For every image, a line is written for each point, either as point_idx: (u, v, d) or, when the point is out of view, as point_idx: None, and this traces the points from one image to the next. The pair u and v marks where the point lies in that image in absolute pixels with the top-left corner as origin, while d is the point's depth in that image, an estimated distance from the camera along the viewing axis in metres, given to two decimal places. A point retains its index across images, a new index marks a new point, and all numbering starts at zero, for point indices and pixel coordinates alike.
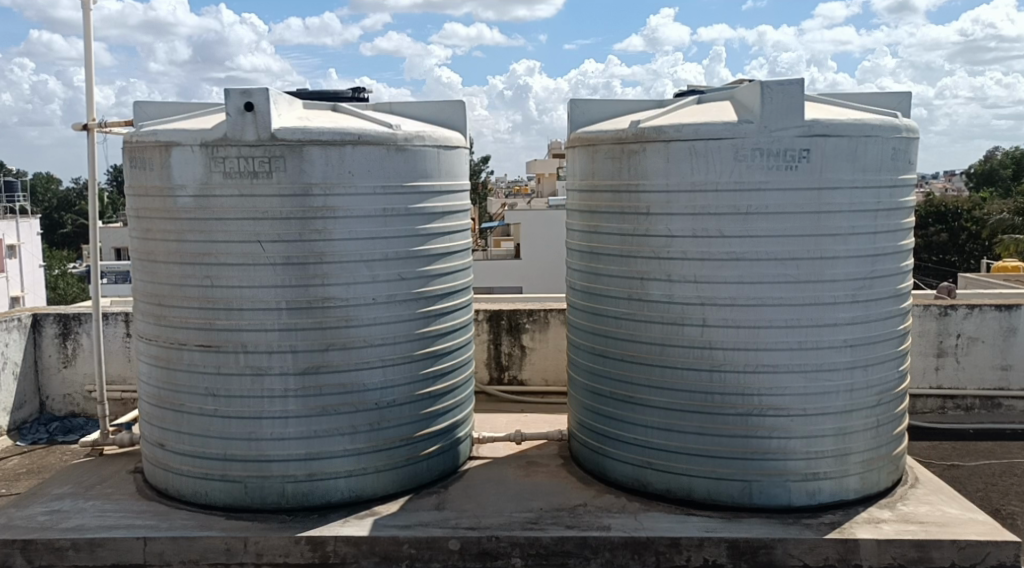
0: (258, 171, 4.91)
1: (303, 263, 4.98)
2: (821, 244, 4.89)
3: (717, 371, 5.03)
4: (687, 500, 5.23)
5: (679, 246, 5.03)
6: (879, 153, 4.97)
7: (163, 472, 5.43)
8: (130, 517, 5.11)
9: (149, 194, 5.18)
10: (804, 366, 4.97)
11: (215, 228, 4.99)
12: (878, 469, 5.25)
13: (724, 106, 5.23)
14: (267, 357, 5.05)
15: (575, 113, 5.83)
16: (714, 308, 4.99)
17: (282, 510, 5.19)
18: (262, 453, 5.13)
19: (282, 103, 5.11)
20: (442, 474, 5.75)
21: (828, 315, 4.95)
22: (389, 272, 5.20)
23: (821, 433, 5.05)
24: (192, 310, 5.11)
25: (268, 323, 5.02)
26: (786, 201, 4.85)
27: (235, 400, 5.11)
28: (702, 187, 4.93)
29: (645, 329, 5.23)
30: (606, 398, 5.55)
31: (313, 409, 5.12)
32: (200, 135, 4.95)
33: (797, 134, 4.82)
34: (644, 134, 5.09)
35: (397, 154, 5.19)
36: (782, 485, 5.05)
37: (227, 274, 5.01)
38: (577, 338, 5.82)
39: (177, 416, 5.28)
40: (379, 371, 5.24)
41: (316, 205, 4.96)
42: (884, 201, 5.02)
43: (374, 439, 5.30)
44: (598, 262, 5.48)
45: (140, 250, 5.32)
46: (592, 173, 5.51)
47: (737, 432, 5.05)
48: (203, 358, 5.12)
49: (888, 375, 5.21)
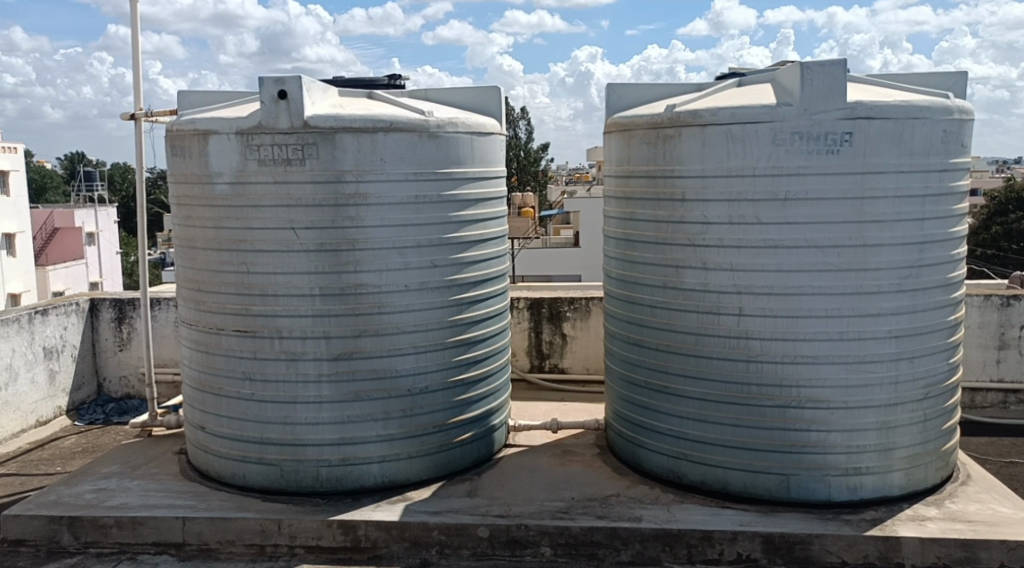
0: (292, 159, 4.96)
1: (335, 249, 5.03)
2: (864, 231, 4.70)
3: (754, 361, 4.90)
4: (723, 493, 5.11)
5: (714, 233, 4.90)
6: (928, 135, 4.73)
7: (204, 454, 5.58)
8: (171, 497, 5.27)
9: (188, 182, 5.30)
10: (846, 357, 4.79)
11: (251, 215, 5.07)
12: (925, 465, 5.03)
13: (764, 88, 5.06)
14: (301, 343, 5.12)
15: (612, 97, 5.72)
16: (751, 297, 4.85)
17: (317, 494, 5.27)
18: (297, 437, 5.22)
19: (315, 91, 5.15)
20: (476, 461, 5.75)
21: (871, 305, 4.76)
22: (421, 259, 5.21)
23: (864, 426, 4.86)
24: (230, 296, 5.21)
25: (303, 309, 5.09)
26: (827, 186, 4.67)
27: (271, 384, 5.20)
28: (738, 172, 4.79)
29: (680, 318, 5.12)
30: (641, 387, 5.47)
31: (346, 395, 5.17)
32: (236, 123, 5.03)
33: (839, 117, 4.63)
34: (679, 118, 4.97)
35: (429, 141, 5.19)
36: (822, 480, 4.89)
37: (262, 261, 5.09)
38: (613, 326, 5.74)
39: (217, 400, 5.40)
40: (411, 357, 5.27)
41: (348, 192, 5.00)
42: (932, 186, 4.79)
43: (407, 425, 5.33)
44: (634, 250, 5.39)
45: (181, 237, 5.45)
46: (627, 158, 5.41)
47: (774, 424, 4.91)
48: (241, 343, 5.23)
49: (937, 368, 4.99)
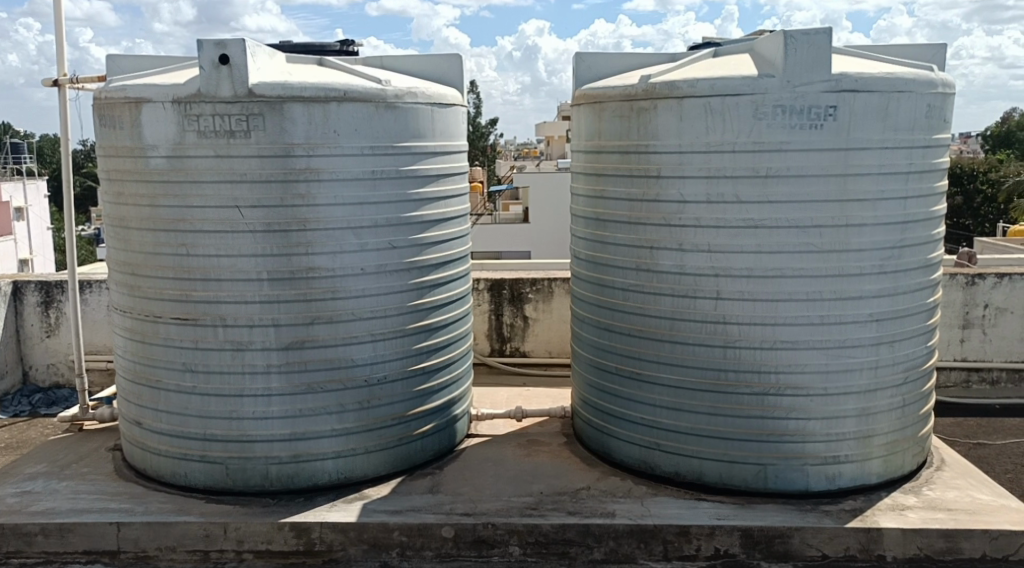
0: (235, 131, 4.52)
1: (284, 230, 4.62)
2: (846, 210, 4.49)
3: (732, 347, 4.67)
4: (698, 484, 4.90)
5: (691, 212, 4.64)
6: (913, 109, 4.53)
7: (140, 452, 5.14)
8: (104, 500, 4.83)
9: (119, 155, 4.81)
10: (826, 343, 4.59)
11: (190, 192, 4.61)
12: (903, 452, 4.89)
13: (743, 58, 4.80)
14: (247, 331, 4.71)
15: (581, 67, 5.39)
16: (729, 280, 4.61)
17: (266, 493, 4.90)
18: (244, 433, 4.82)
19: (261, 56, 4.70)
20: (437, 453, 5.43)
21: (852, 287, 4.56)
22: (379, 240, 4.84)
23: (843, 414, 4.68)
24: (167, 280, 4.76)
25: (248, 295, 4.68)
26: (809, 163, 4.44)
27: (215, 376, 4.79)
28: (717, 148, 4.52)
29: (655, 302, 4.86)
30: (611, 374, 5.20)
31: (298, 386, 4.79)
32: (172, 90, 4.55)
33: (823, 89, 4.39)
34: (654, 90, 4.67)
35: (386, 112, 4.79)
36: (799, 469, 4.71)
37: (203, 243, 4.65)
38: (582, 310, 5.46)
39: (155, 393, 4.96)
40: (368, 345, 4.91)
41: (298, 166, 4.58)
42: (916, 163, 4.59)
43: (364, 418, 4.98)
44: (605, 230, 5.10)
45: (112, 215, 4.96)
46: (598, 133, 5.10)
47: (752, 412, 4.70)
48: (180, 332, 4.79)
49: (917, 351, 4.83)
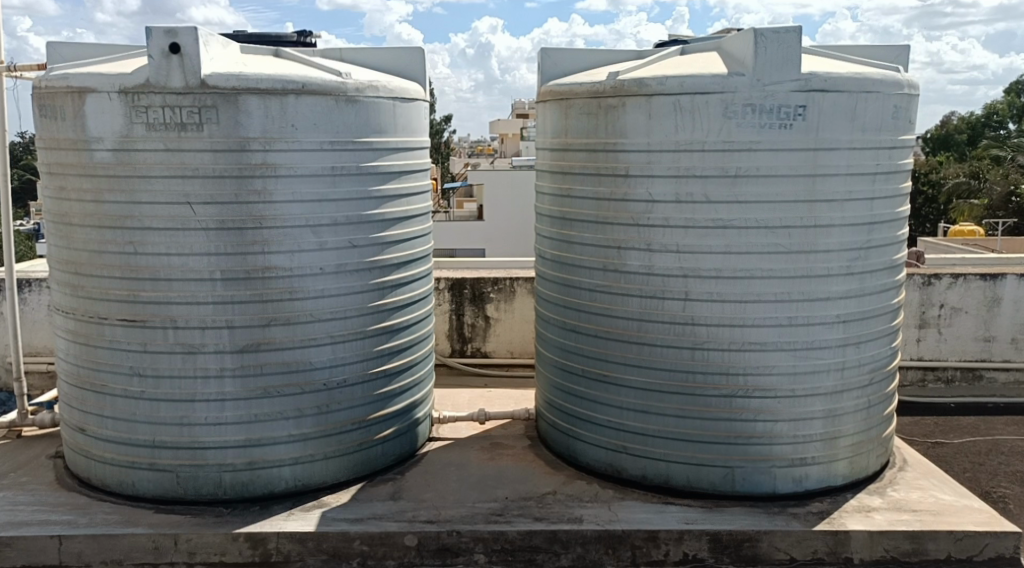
0: (187, 124, 4.30)
1: (240, 227, 4.42)
2: (814, 211, 4.46)
3: (700, 349, 4.62)
4: (665, 487, 4.84)
5: (660, 212, 4.57)
6: (879, 111, 4.52)
7: (84, 460, 4.87)
8: (45, 512, 4.57)
9: (61, 147, 4.54)
10: (794, 344, 4.57)
11: (138, 187, 4.38)
12: (867, 452, 4.90)
13: (711, 57, 4.75)
14: (200, 334, 4.50)
15: (546, 64, 5.29)
16: (698, 281, 4.55)
17: (219, 503, 4.68)
18: (196, 439, 4.61)
19: (214, 45, 4.48)
20: (398, 458, 5.28)
21: (820, 288, 4.54)
22: (339, 239, 4.66)
23: (810, 415, 4.67)
24: (113, 280, 4.51)
25: (201, 295, 4.46)
26: (778, 163, 4.40)
27: (164, 381, 4.56)
28: (686, 146, 4.46)
29: (622, 303, 4.78)
30: (577, 376, 5.11)
31: (254, 391, 4.59)
32: (118, 80, 4.31)
33: (792, 89, 4.35)
34: (623, 87, 4.59)
35: (346, 106, 4.62)
36: (767, 471, 4.68)
37: (153, 240, 4.42)
38: (546, 310, 5.36)
39: (100, 399, 4.70)
40: (327, 348, 4.73)
41: (254, 161, 4.39)
42: (882, 164, 4.59)
43: (322, 423, 4.80)
44: (571, 229, 5.00)
45: (54, 211, 4.69)
46: (564, 130, 5.00)
47: (719, 414, 4.65)
48: (128, 334, 4.55)
49: (881, 353, 4.84)
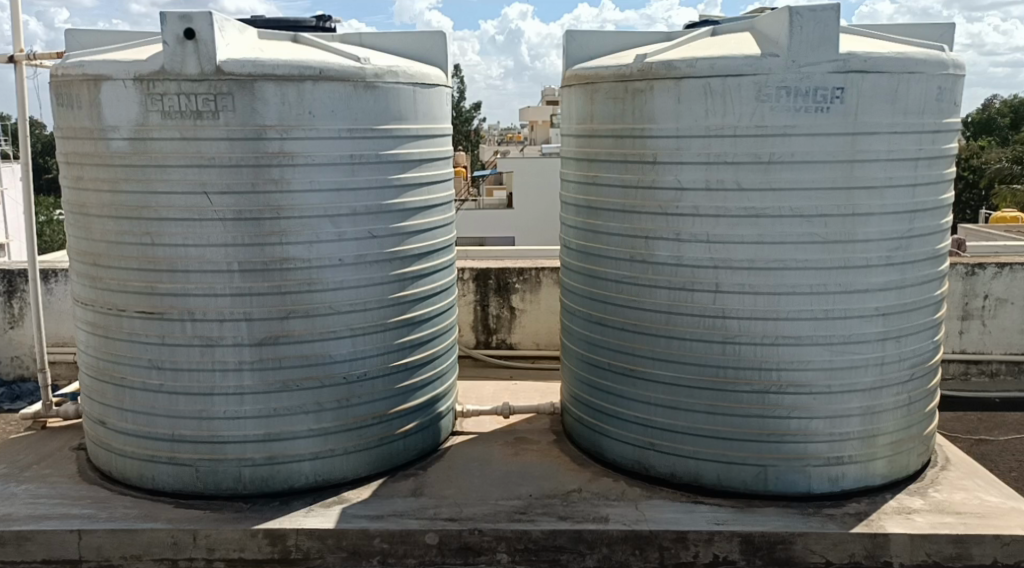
0: (202, 111, 4.21)
1: (257, 218, 4.33)
2: (853, 199, 4.25)
3: (731, 343, 4.44)
4: (694, 486, 4.67)
5: (689, 200, 4.38)
6: (923, 92, 4.29)
7: (105, 453, 4.83)
8: (65, 505, 4.53)
9: (78, 136, 4.47)
10: (831, 338, 4.37)
11: (155, 176, 4.29)
12: (908, 451, 4.69)
13: (744, 37, 4.54)
14: (217, 326, 4.42)
15: (571, 47, 5.12)
16: (729, 272, 4.37)
17: (239, 497, 4.62)
18: (215, 433, 4.54)
19: (230, 30, 4.38)
20: (420, 453, 5.17)
21: (858, 280, 4.33)
22: (358, 229, 4.55)
23: (847, 412, 4.47)
24: (131, 271, 4.44)
25: (219, 287, 4.38)
26: (815, 148, 4.19)
27: (183, 374, 4.49)
28: (717, 131, 4.27)
29: (650, 295, 4.61)
30: (603, 370, 4.96)
31: (272, 385, 4.51)
32: (134, 67, 4.22)
33: (830, 70, 4.13)
34: (651, 70, 4.41)
35: (365, 92, 4.50)
36: (801, 470, 4.50)
37: (170, 231, 4.34)
38: (572, 302, 5.21)
39: (119, 391, 4.65)
40: (347, 341, 4.63)
41: (271, 150, 4.28)
42: (925, 148, 4.36)
43: (342, 417, 4.70)
44: (597, 218, 4.83)
45: (72, 202, 4.63)
46: (590, 115, 4.83)
47: (751, 411, 4.47)
48: (146, 326, 4.48)
49: (923, 347, 4.62)
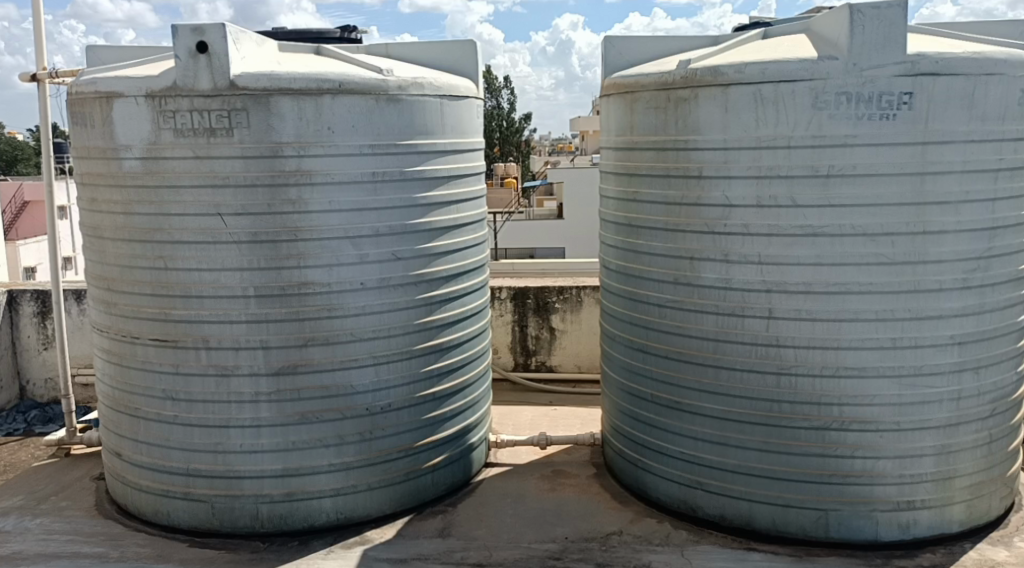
0: (216, 128, 3.98)
1: (273, 240, 4.08)
2: (923, 215, 3.81)
3: (786, 375, 4.03)
4: (747, 530, 4.25)
5: (738, 217, 4.00)
6: (1003, 95, 3.82)
7: (121, 486, 4.63)
8: (78, 542, 4.35)
9: (92, 156, 4.29)
10: (899, 370, 3.92)
11: (167, 197, 4.08)
12: (989, 496, 4.20)
13: (799, 39, 4.14)
14: (233, 355, 4.18)
15: (610, 53, 4.78)
16: (783, 296, 3.97)
17: (255, 536, 4.37)
18: (231, 468, 4.30)
19: (246, 43, 4.15)
20: (450, 488, 4.86)
21: (931, 305, 3.88)
22: (380, 251, 4.27)
23: (919, 452, 4.00)
24: (145, 297, 4.24)
25: (234, 313, 4.15)
26: (881, 159, 3.76)
27: (198, 405, 4.27)
28: (769, 143, 3.89)
29: (696, 321, 4.23)
30: (646, 401, 4.59)
31: (290, 417, 4.25)
32: (145, 83, 4.03)
33: (896, 73, 3.71)
34: (695, 76, 4.05)
35: (387, 105, 4.23)
36: (867, 516, 4.04)
37: (183, 255, 4.12)
38: (612, 327, 4.85)
39: (134, 422, 4.45)
40: (369, 370, 4.35)
41: (288, 168, 4.04)
42: (1006, 158, 3.89)
43: (366, 451, 4.42)
44: (638, 237, 4.47)
45: (86, 224, 4.45)
46: (630, 127, 4.48)
47: (810, 449, 4.04)
48: (160, 355, 4.27)
49: (1005, 379, 4.13)
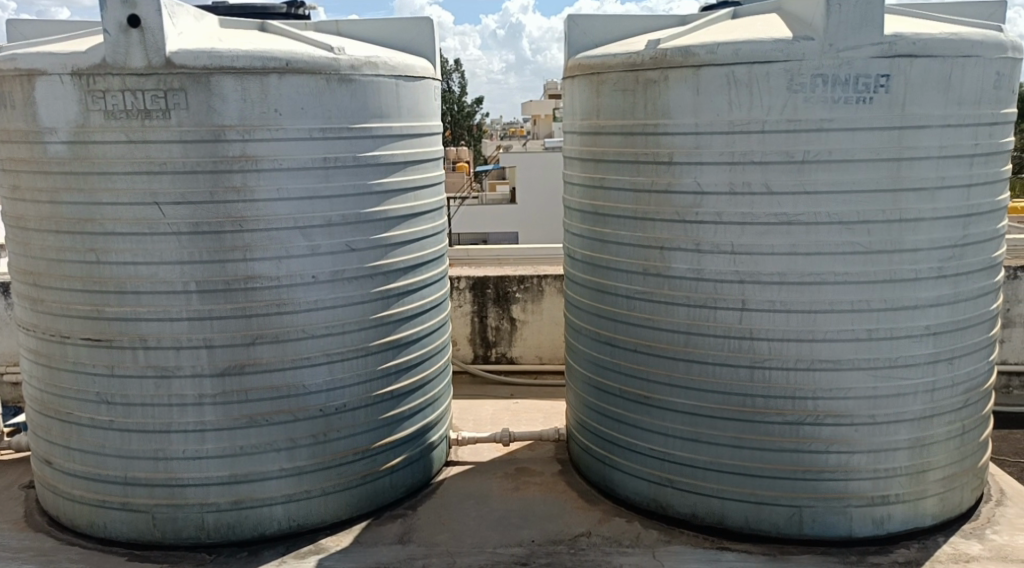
0: (151, 110, 3.66)
1: (216, 231, 3.78)
2: (900, 203, 3.69)
3: (760, 368, 3.89)
4: (719, 529, 4.13)
5: (710, 205, 3.84)
6: (979, 78, 3.71)
7: (53, 497, 4.30)
8: (5, 560, 4.03)
9: (13, 140, 3.92)
10: (874, 363, 3.81)
11: (97, 185, 3.75)
12: (961, 487, 4.13)
13: (771, 18, 3.98)
14: (174, 355, 3.88)
15: (574, 33, 4.56)
16: (757, 287, 3.82)
17: (201, 548, 4.09)
18: (173, 476, 4.01)
19: (183, 17, 3.82)
20: (409, 489, 4.64)
21: (906, 295, 3.78)
22: (333, 242, 4.00)
23: (893, 445, 3.91)
24: (75, 294, 3.90)
25: (174, 310, 3.84)
26: (857, 144, 3.63)
27: (136, 410, 3.96)
28: (742, 127, 3.72)
29: (667, 313, 4.06)
30: (614, 396, 4.42)
31: (238, 420, 3.98)
32: (71, 60, 3.68)
33: (873, 54, 3.57)
34: (665, 57, 3.86)
35: (339, 86, 3.95)
36: (841, 512, 3.94)
37: (116, 248, 3.79)
38: (577, 319, 4.66)
39: (65, 429, 4.12)
40: (323, 368, 4.09)
41: (231, 153, 3.74)
42: (981, 143, 3.79)
43: (320, 454, 4.17)
44: (605, 225, 4.28)
45: (9, 214, 4.09)
46: (596, 110, 4.27)
47: (784, 445, 3.92)
48: (93, 356, 3.94)
49: (978, 369, 4.06)
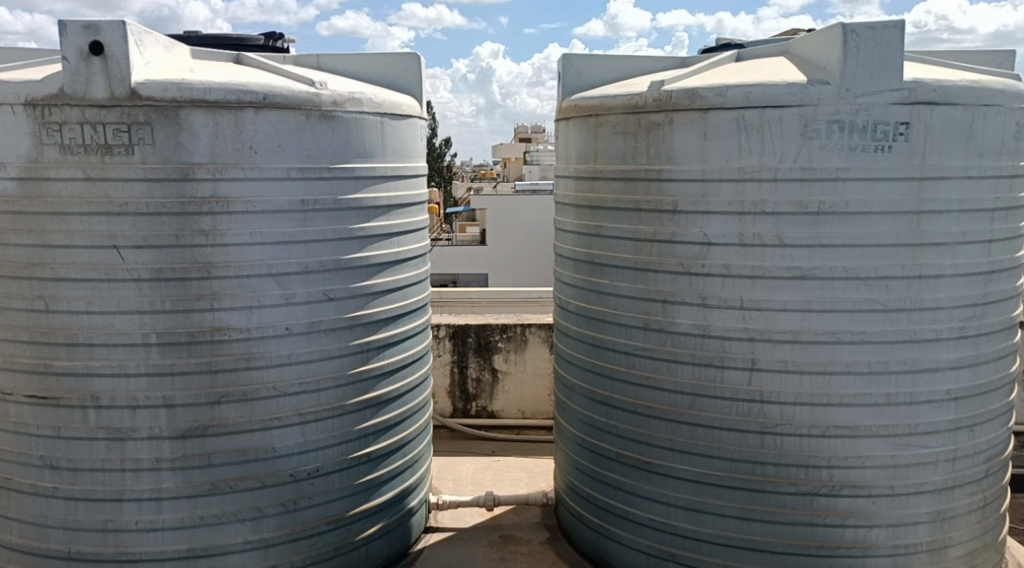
0: (113, 145, 3.33)
1: (181, 278, 3.43)
2: (920, 258, 3.46)
3: (770, 434, 3.61)
4: None
5: (718, 257, 3.58)
6: (999, 129, 3.53)
7: None
8: None
9: None
10: (893, 429, 3.55)
11: (49, 226, 3.38)
12: (982, 564, 3.87)
13: (779, 61, 3.79)
14: (129, 415, 3.50)
15: (569, 72, 4.34)
16: (768, 346, 3.55)
17: None
18: (124, 550, 3.60)
19: (151, 45, 3.51)
20: (385, 560, 4.25)
21: (927, 356, 3.53)
22: (310, 291, 3.67)
23: (913, 519, 3.64)
24: (19, 345, 3.50)
25: (131, 365, 3.46)
26: (876, 195, 3.41)
27: (84, 475, 3.55)
28: (753, 175, 3.49)
29: (669, 372, 3.77)
30: (610, 461, 4.10)
31: (199, 487, 3.59)
32: (24, 89, 3.34)
33: (892, 100, 3.37)
34: (670, 99, 3.63)
35: (320, 123, 3.66)
36: None
37: (68, 295, 3.42)
38: (569, 375, 4.35)
39: (3, 496, 3.69)
40: (294, 430, 3.72)
41: (200, 193, 3.41)
42: (1002, 197, 3.60)
43: (289, 525, 3.79)
44: (603, 276, 4.00)
45: None
46: (593, 153, 4.03)
47: (797, 518, 3.63)
48: (37, 415, 3.54)
49: (999, 436, 3.81)
